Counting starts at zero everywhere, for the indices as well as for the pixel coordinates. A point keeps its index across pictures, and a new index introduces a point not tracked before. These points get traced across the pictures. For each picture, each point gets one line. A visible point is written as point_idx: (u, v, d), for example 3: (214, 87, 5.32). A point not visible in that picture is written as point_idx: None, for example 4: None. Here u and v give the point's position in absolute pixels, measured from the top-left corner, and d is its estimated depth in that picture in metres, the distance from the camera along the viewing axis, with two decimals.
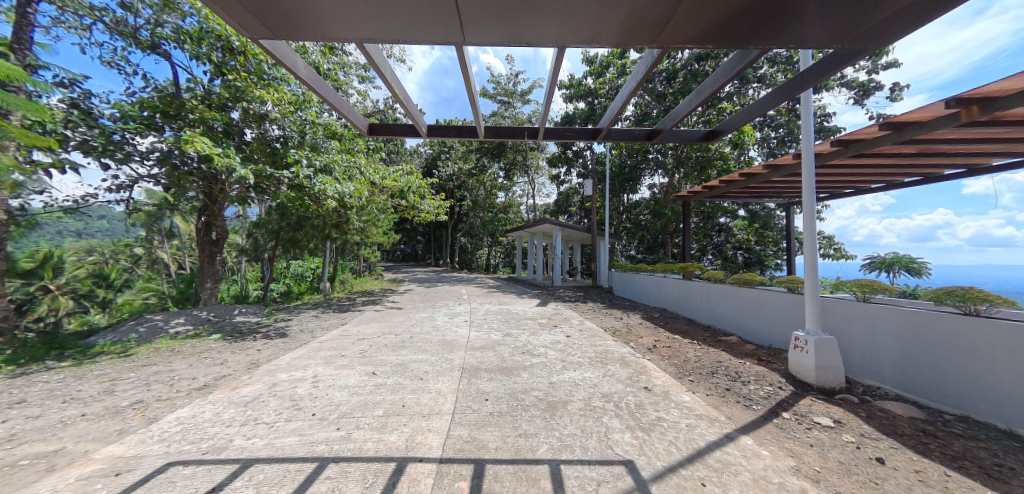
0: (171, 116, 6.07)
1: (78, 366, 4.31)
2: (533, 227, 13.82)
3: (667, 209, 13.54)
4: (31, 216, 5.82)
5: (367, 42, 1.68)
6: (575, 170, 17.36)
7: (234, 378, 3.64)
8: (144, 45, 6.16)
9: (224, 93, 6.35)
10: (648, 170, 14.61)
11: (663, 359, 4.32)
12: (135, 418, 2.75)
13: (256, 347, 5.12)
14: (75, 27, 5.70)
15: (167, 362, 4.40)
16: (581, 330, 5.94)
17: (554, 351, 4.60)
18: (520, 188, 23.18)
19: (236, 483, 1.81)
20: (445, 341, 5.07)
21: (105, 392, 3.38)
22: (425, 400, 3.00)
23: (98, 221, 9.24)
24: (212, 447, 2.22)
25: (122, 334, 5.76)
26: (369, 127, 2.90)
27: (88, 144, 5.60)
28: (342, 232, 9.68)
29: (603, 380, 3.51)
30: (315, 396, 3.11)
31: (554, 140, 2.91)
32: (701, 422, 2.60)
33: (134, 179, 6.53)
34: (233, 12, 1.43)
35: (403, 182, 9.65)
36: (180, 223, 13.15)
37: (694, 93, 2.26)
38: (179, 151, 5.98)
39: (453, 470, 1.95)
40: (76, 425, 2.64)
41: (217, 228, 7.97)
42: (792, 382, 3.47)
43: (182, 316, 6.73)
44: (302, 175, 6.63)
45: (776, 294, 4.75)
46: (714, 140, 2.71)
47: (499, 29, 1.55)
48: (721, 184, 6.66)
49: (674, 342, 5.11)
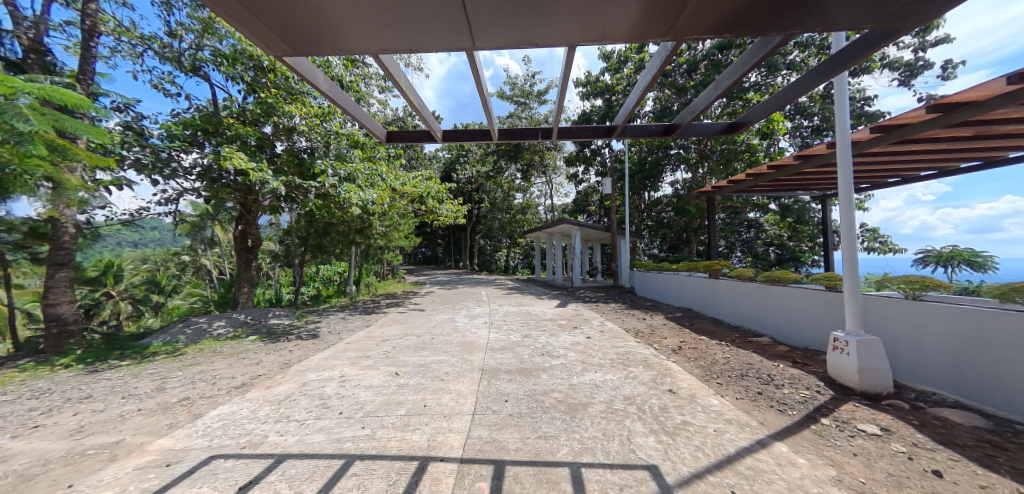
0: (210, 133, 6.57)
1: (135, 365, 4.74)
2: (551, 228, 13.70)
3: (690, 205, 13.10)
4: (94, 228, 6.50)
5: (382, 52, 1.75)
6: (593, 168, 17.16)
7: (268, 378, 3.85)
8: (186, 68, 6.71)
9: (257, 109, 6.80)
10: (670, 166, 14.19)
11: (689, 361, 4.17)
12: (182, 414, 2.97)
13: (288, 348, 5.39)
14: (128, 55, 6.28)
15: (209, 362, 4.72)
16: (602, 331, 5.84)
17: (574, 353, 4.55)
18: (538, 188, 23.14)
19: (271, 477, 1.93)
20: (465, 342, 5.16)
21: (156, 389, 3.68)
22: (446, 401, 3.04)
23: (150, 232, 10.13)
24: (249, 443, 2.36)
25: (172, 335, 6.30)
26: (386, 134, 2.97)
27: (141, 162, 6.14)
28: (365, 237, 9.99)
29: (624, 383, 3.43)
30: (342, 395, 3.24)
31: (570, 140, 2.89)
32: (730, 427, 2.49)
33: (179, 193, 7.10)
34: (256, 31, 1.52)
35: (422, 188, 9.86)
36: (219, 233, 14.09)
37: (713, 85, 2.16)
38: (218, 166, 6.47)
39: (473, 470, 1.97)
40: (132, 419, 2.90)
41: (252, 235, 8.45)
42: (832, 385, 3.25)
43: (223, 319, 7.25)
44: (328, 184, 6.93)
45: (811, 294, 4.47)
46: (736, 133, 2.59)
47: (507, 32, 1.57)
48: (747, 178, 6.41)
49: (700, 343, 4.91)
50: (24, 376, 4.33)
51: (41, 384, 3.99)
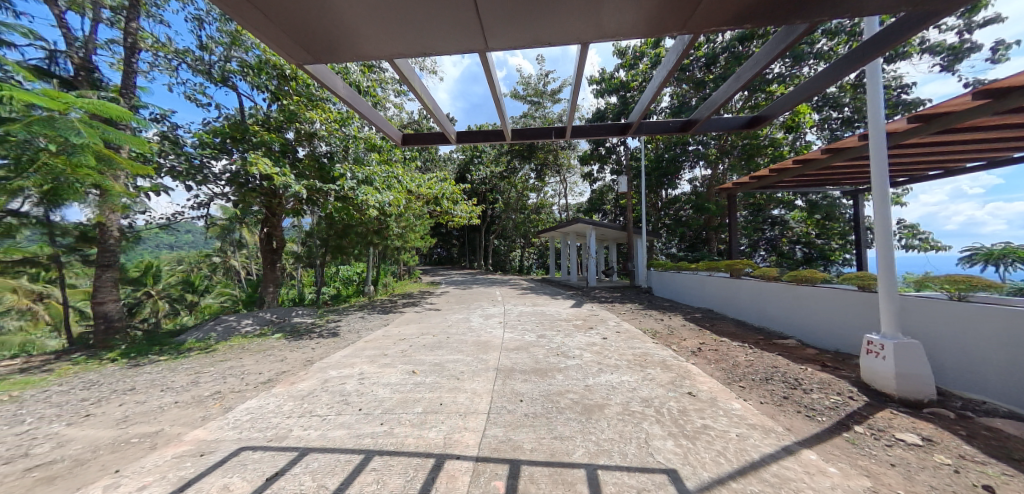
0: (238, 140, 6.89)
1: (172, 360, 5.03)
2: (566, 227, 13.61)
3: (710, 203, 12.71)
4: (135, 231, 6.96)
5: (398, 57, 1.79)
6: (608, 167, 16.91)
7: (292, 374, 4.00)
8: (216, 79, 7.07)
9: (280, 116, 7.08)
10: (689, 162, 13.84)
11: (709, 363, 4.04)
12: (214, 407, 3.13)
13: (310, 346, 5.59)
14: (165, 68, 6.68)
15: (238, 358, 4.96)
16: (618, 331, 5.74)
17: (589, 353, 4.50)
18: (552, 188, 23.02)
19: (295, 469, 2.01)
20: (480, 341, 5.19)
21: (191, 382, 3.90)
22: (462, 400, 3.07)
23: (184, 235, 10.75)
24: (275, 436, 2.46)
25: (204, 332, 6.65)
26: (402, 137, 3.02)
27: (176, 169, 6.51)
28: (382, 238, 10.22)
29: (642, 384, 3.36)
30: (361, 392, 3.33)
31: (584, 138, 2.86)
32: (754, 432, 2.40)
33: (210, 198, 7.48)
34: (277, 40, 1.58)
35: (437, 189, 10.00)
36: (246, 235, 14.76)
37: (733, 77, 2.09)
38: (245, 171, 6.79)
39: (489, 469, 1.99)
40: (170, 411, 3.08)
41: (276, 237, 8.81)
42: (866, 391, 3.07)
43: (251, 317, 7.59)
44: (346, 187, 7.13)
45: (842, 294, 4.25)
46: (758, 127, 2.50)
47: (519, 31, 1.57)
48: (771, 173, 6.16)
49: (721, 345, 4.75)
50: (76, 368, 4.69)
51: (90, 376, 4.30)
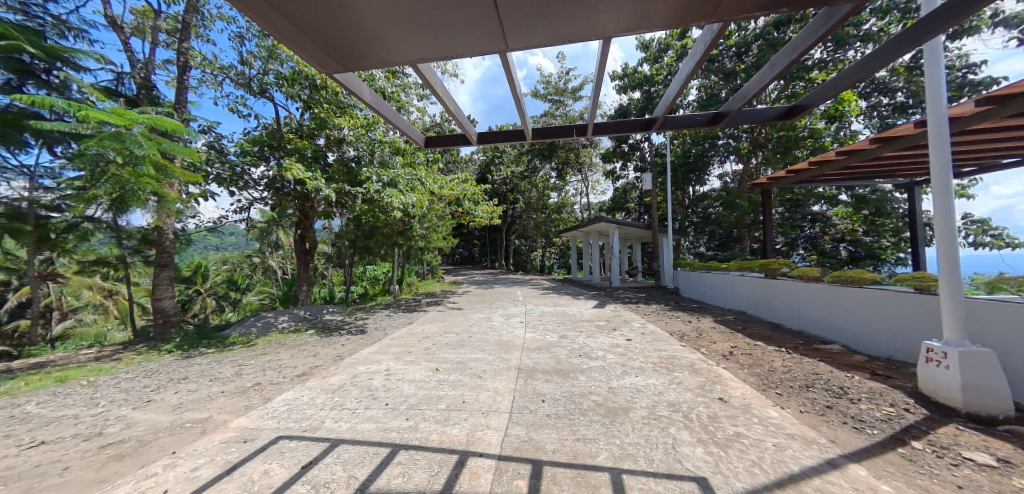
0: (274, 148, 7.33)
1: (219, 352, 5.44)
2: (588, 227, 13.42)
3: (742, 199, 12.09)
4: (186, 234, 7.58)
5: (420, 61, 1.83)
6: (631, 164, 16.49)
7: (324, 369, 4.20)
8: (255, 91, 7.56)
9: (312, 124, 7.47)
10: (718, 156, 13.26)
11: (742, 368, 3.84)
12: (255, 397, 3.35)
13: (340, 342, 5.85)
14: (211, 84, 7.22)
15: (276, 352, 5.28)
16: (642, 333, 5.58)
17: (612, 355, 4.41)
18: (573, 186, 22.80)
19: (327, 459, 2.11)
20: (502, 341, 5.22)
21: (235, 374, 4.20)
22: (484, 398, 3.10)
23: (228, 237, 11.60)
24: (309, 427, 2.60)
25: (247, 328, 7.14)
26: (425, 140, 3.09)
27: (221, 176, 7.02)
28: (407, 238, 10.51)
29: (669, 388, 3.25)
30: (387, 387, 3.44)
31: (606, 135, 2.80)
32: (793, 443, 2.25)
33: (251, 202, 8.00)
34: (307, 51, 1.67)
35: (459, 190, 10.14)
36: (283, 237, 15.71)
37: (768, 65, 1.97)
38: (281, 177, 7.22)
39: (512, 468, 1.99)
40: (217, 399, 3.33)
41: (309, 239, 9.29)
42: (925, 403, 2.80)
43: (287, 314, 8.06)
44: (372, 190, 7.39)
45: (895, 297, 3.90)
46: (795, 117, 2.34)
47: (540, 30, 1.56)
48: (811, 166, 5.78)
49: (756, 349, 4.51)
50: (139, 358, 5.18)
51: (151, 365, 4.74)
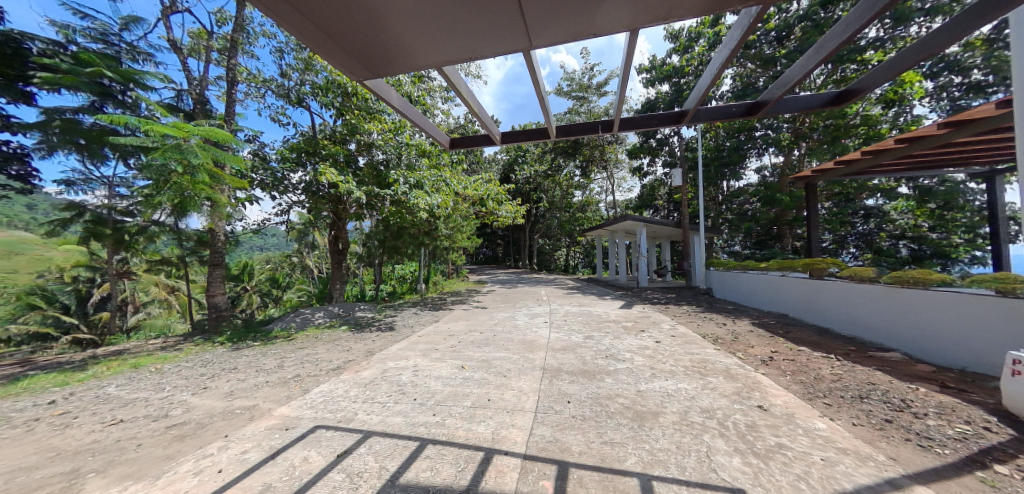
0: (311, 154, 7.76)
1: (263, 345, 5.84)
2: (613, 225, 13.11)
3: (782, 194, 11.31)
4: (235, 236, 8.20)
5: (446, 64, 1.86)
6: (660, 159, 15.92)
7: (356, 363, 4.40)
8: (293, 101, 8.03)
9: (344, 130, 7.84)
10: (756, 149, 12.49)
11: (785, 375, 3.59)
12: (295, 388, 3.57)
13: (371, 338, 6.10)
14: (255, 96, 7.77)
15: (313, 347, 5.59)
16: (672, 335, 5.37)
17: (641, 357, 4.27)
18: (598, 184, 22.39)
19: (360, 450, 2.20)
20: (526, 340, 5.21)
21: (277, 366, 4.49)
22: (509, 397, 3.11)
23: (270, 238, 12.43)
24: (343, 418, 2.72)
25: (287, 323, 7.62)
26: (450, 141, 3.14)
27: (264, 182, 7.53)
28: (433, 239, 10.74)
29: (702, 393, 3.10)
30: (415, 383, 3.54)
31: (633, 131, 2.71)
32: (845, 458, 2.06)
33: (290, 205, 8.51)
34: (339, 60, 1.74)
35: (482, 191, 10.23)
36: (318, 239, 16.62)
37: (815, 47, 1.80)
38: (316, 181, 7.62)
39: (537, 468, 1.98)
40: (262, 389, 3.57)
41: (341, 239, 9.76)
42: (1008, 422, 2.47)
43: (322, 310, 8.52)
44: (400, 192, 7.64)
45: (970, 301, 3.49)
46: (846, 103, 2.14)
47: (564, 26, 1.54)
48: (865, 156, 5.29)
49: (800, 355, 4.20)
50: (196, 349, 5.68)
51: (206, 356, 5.18)
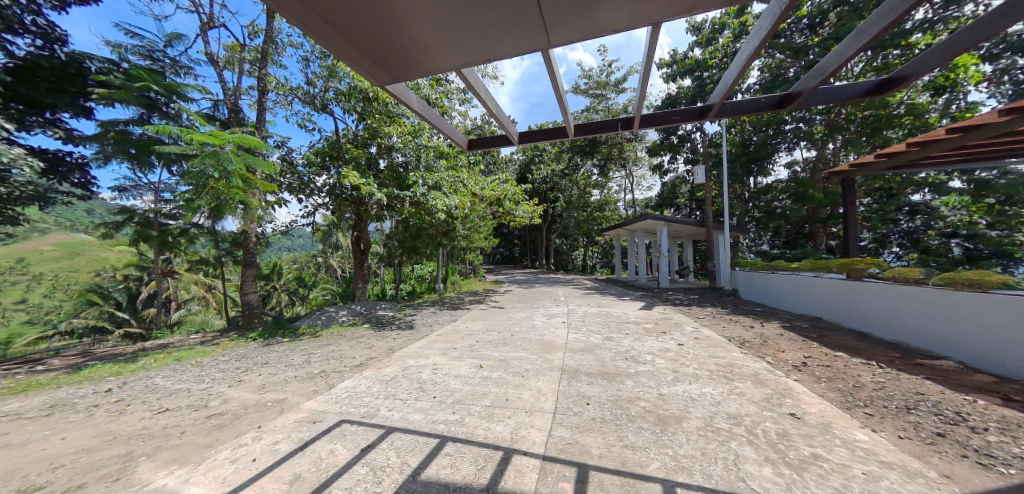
0: (335, 158, 8.04)
1: (292, 341, 6.11)
2: (632, 224, 12.83)
3: (815, 191, 10.71)
4: (265, 237, 8.62)
5: (464, 66, 1.89)
6: (681, 156, 15.44)
7: (378, 360, 4.52)
8: (318, 107, 8.35)
9: (365, 134, 8.07)
10: (786, 143, 11.89)
11: (820, 382, 3.39)
12: (321, 383, 3.71)
13: (392, 336, 6.25)
14: (283, 103, 8.14)
15: (337, 343, 5.79)
16: (696, 338, 5.20)
17: (663, 360, 4.16)
18: (616, 183, 22.01)
19: (383, 444, 2.26)
20: (544, 341, 5.19)
21: (304, 361, 4.68)
22: (527, 397, 3.11)
23: (297, 240, 12.99)
24: (366, 413, 2.80)
25: (314, 320, 7.94)
26: (467, 142, 3.18)
27: (292, 185, 7.87)
28: (450, 239, 10.89)
29: (728, 399, 2.98)
30: (435, 381, 3.59)
31: (654, 128, 2.64)
32: (889, 473, 1.93)
33: (315, 207, 8.84)
34: (362, 65, 1.80)
35: (499, 191, 10.26)
36: (342, 240, 17.20)
37: (854, 33, 1.69)
38: (340, 183, 7.88)
39: (556, 469, 1.97)
40: (291, 383, 3.74)
41: (363, 240, 10.05)
42: None
43: (346, 309, 8.82)
44: (419, 193, 7.78)
45: None
46: (888, 92, 2.00)
47: (584, 22, 1.52)
48: (911, 147, 4.92)
49: (836, 361, 3.96)
50: (231, 343, 6.02)
51: (240, 350, 5.48)
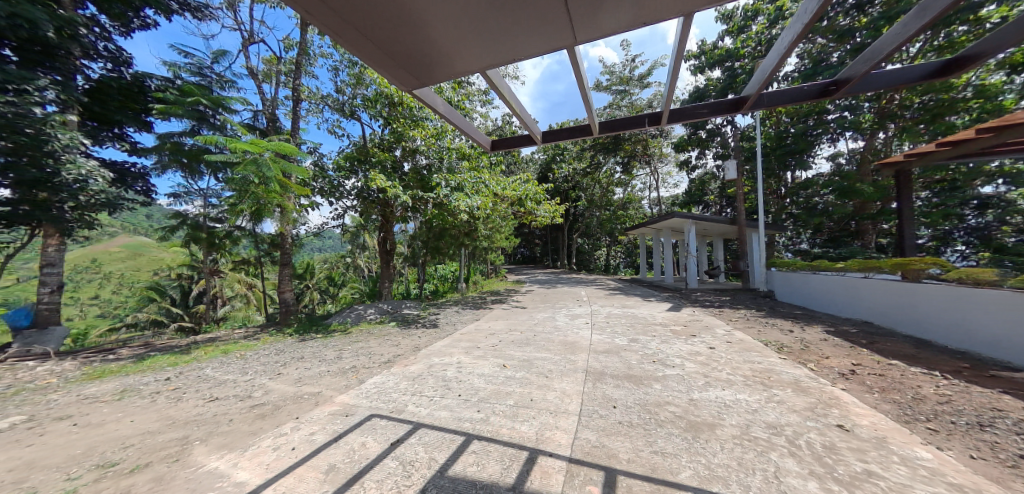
0: (362, 162, 8.35)
1: (325, 338, 6.42)
2: (658, 223, 12.42)
3: (863, 184, 9.89)
4: (300, 238, 9.10)
5: (488, 68, 1.90)
6: (710, 151, 14.76)
7: (405, 358, 4.65)
8: (347, 113, 8.70)
9: (391, 138, 8.32)
10: (828, 134, 11.06)
11: (872, 392, 3.13)
12: (352, 378, 3.87)
13: (417, 334, 6.40)
14: (315, 111, 8.55)
15: (366, 340, 6.01)
16: (729, 341, 4.95)
17: (693, 363, 4.00)
18: (640, 180, 21.41)
19: (411, 440, 2.32)
20: (567, 341, 5.13)
21: (336, 357, 4.90)
22: (551, 398, 3.09)
23: (328, 241, 13.63)
24: (394, 409, 2.90)
25: (344, 317, 8.29)
26: (491, 143, 3.20)
27: (323, 189, 8.26)
28: (472, 239, 10.99)
29: (766, 407, 2.81)
30: (459, 379, 3.65)
31: (684, 122, 2.53)
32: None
33: (344, 210, 9.23)
34: (390, 70, 1.85)
35: (521, 191, 10.22)
36: (369, 241, 17.87)
37: (916, 9, 1.53)
38: (367, 186, 8.17)
39: (583, 472, 1.94)
40: (325, 377, 3.93)
41: (389, 241, 10.37)
42: None
43: (374, 307, 9.13)
44: (442, 195, 7.93)
45: None
46: (958, 72, 1.79)
47: (610, 17, 1.49)
48: (985, 133, 4.38)
49: (890, 370, 3.63)
50: (270, 339, 6.40)
51: (278, 345, 5.81)
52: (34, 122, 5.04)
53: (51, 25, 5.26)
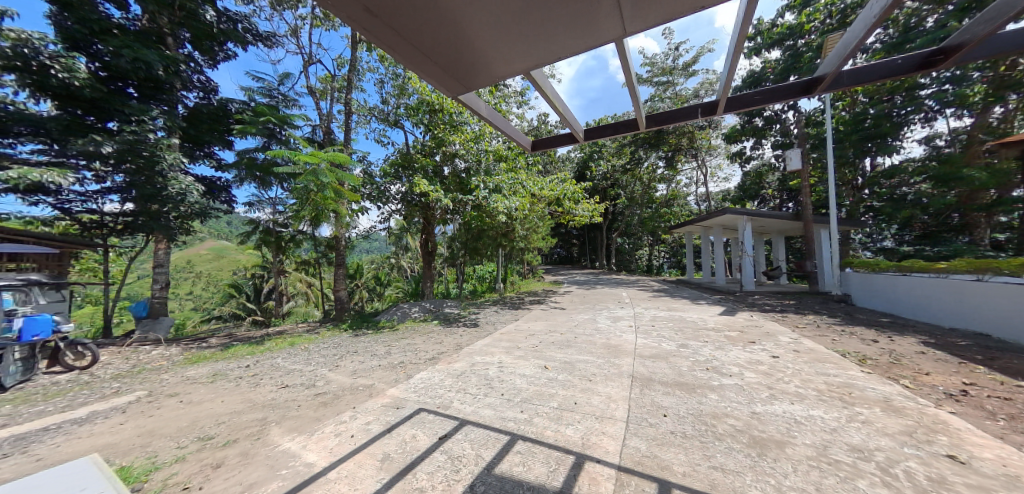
0: (407, 167, 8.80)
1: (375, 333, 6.86)
2: (708, 220, 11.54)
3: (968, 170, 8.35)
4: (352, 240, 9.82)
5: (531, 69, 1.90)
6: (768, 140, 13.41)
7: (447, 355, 4.80)
8: (392, 122, 9.21)
9: (433, 143, 8.66)
10: (920, 114, 9.49)
11: (991, 418, 2.61)
12: (400, 373, 4.07)
13: (458, 333, 6.59)
14: (364, 122, 9.18)
15: (412, 338, 6.31)
16: (796, 350, 4.44)
17: (754, 373, 3.65)
18: (686, 175, 20.10)
19: (458, 436, 2.39)
20: (610, 344, 4.95)
21: (384, 352, 5.19)
22: (596, 402, 3.00)
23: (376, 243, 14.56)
24: (440, 404, 3.00)
25: (392, 315, 8.80)
26: (531, 144, 3.19)
27: (372, 194, 8.84)
28: (510, 240, 11.07)
29: (848, 427, 2.47)
30: (501, 379, 3.68)
31: (743, 110, 2.30)
32: None
33: (390, 213, 9.78)
34: (436, 77, 1.92)
35: (558, 190, 10.08)
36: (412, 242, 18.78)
37: None
38: (410, 190, 8.60)
39: (634, 482, 1.85)
40: (376, 371, 4.19)
41: (430, 242, 10.82)
42: None
43: (418, 305, 9.58)
44: (480, 197, 8.10)
45: None
46: None
47: (661, 8, 1.42)
48: None
49: (1016, 393, 3.00)
50: (328, 333, 6.98)
51: (336, 339, 6.32)
52: (149, 146, 6.05)
53: (161, 64, 6.25)
